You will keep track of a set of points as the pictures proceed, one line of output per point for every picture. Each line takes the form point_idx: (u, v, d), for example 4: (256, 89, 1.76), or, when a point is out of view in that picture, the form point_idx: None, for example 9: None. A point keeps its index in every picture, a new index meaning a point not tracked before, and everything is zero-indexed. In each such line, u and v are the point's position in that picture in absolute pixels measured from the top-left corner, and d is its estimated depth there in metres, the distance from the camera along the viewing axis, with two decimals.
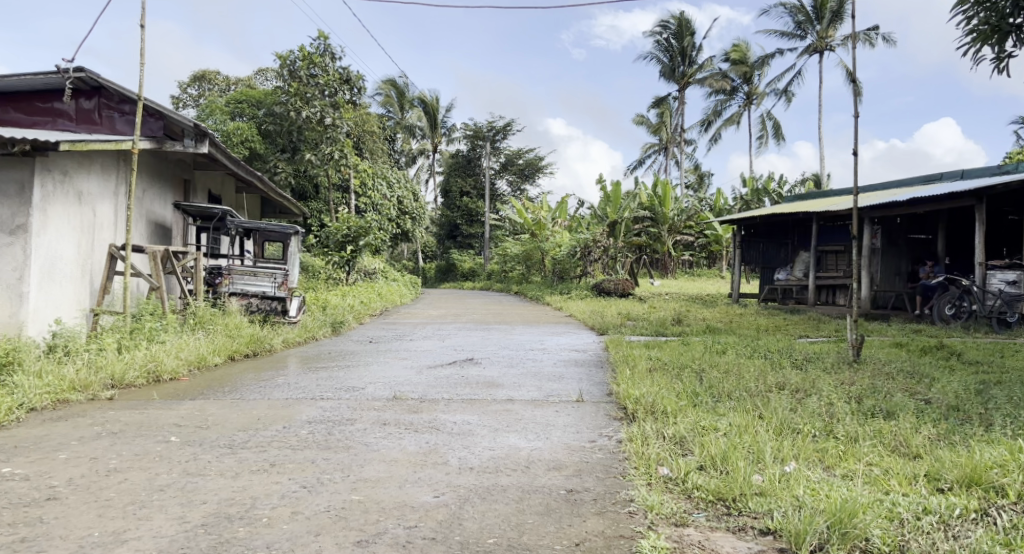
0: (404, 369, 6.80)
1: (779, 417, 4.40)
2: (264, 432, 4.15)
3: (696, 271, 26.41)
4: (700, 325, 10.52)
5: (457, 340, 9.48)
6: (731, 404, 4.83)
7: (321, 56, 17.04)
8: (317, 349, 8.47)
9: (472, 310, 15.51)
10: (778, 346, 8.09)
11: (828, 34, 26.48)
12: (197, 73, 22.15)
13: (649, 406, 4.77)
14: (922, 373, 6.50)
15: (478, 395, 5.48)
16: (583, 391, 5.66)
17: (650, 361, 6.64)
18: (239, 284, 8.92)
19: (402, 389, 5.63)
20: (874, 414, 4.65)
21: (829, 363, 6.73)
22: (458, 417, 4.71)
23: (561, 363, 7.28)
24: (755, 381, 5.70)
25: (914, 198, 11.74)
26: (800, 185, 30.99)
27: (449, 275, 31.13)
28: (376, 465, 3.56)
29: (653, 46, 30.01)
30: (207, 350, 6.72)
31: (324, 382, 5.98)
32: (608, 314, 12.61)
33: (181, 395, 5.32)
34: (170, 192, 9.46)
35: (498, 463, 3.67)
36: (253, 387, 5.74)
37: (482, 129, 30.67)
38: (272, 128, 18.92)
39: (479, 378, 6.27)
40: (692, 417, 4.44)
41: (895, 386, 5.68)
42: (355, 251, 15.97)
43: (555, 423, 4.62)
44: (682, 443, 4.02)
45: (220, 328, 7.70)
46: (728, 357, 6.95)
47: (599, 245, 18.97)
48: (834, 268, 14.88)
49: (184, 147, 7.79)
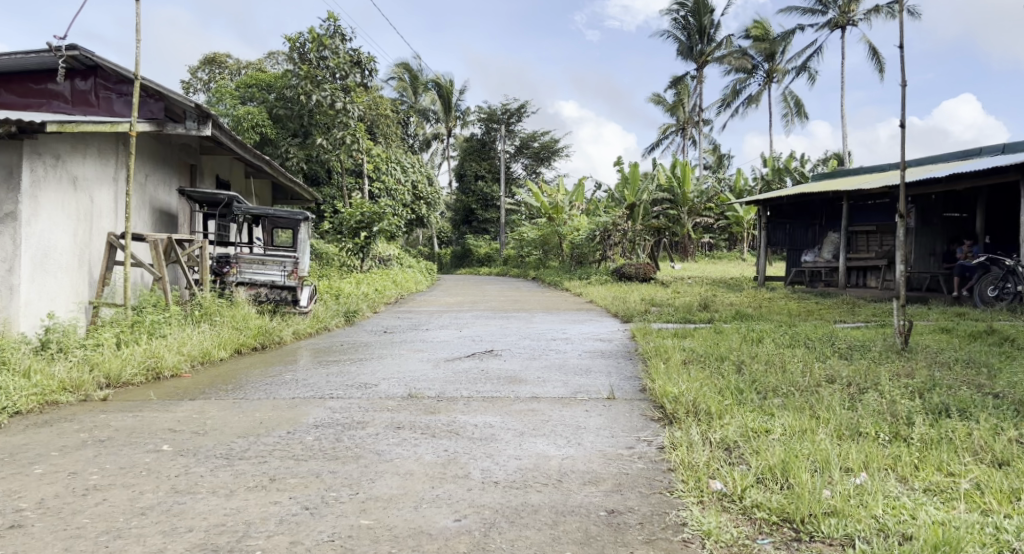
0: (421, 362, 6.39)
1: (838, 416, 3.95)
2: (267, 440, 3.74)
3: (717, 253, 25.83)
4: (729, 311, 10.07)
5: (476, 330, 9.07)
6: (779, 403, 4.39)
7: (331, 38, 16.65)
8: (328, 340, 8.08)
9: (488, 296, 15.13)
10: (817, 333, 7.60)
11: (850, 9, 25.56)
12: (207, 56, 21.75)
13: (690, 405, 4.32)
14: (979, 361, 5.98)
15: (500, 392, 5.06)
16: (613, 388, 5.21)
17: (683, 352, 6.17)
18: (247, 273, 8.58)
19: (418, 386, 5.21)
20: (944, 412, 4.19)
21: (877, 352, 6.24)
22: (480, 419, 4.29)
23: (586, 353, 6.86)
24: (801, 373, 5.24)
25: (955, 174, 11.10)
26: (823, 164, 30.19)
27: (465, 261, 30.76)
28: (389, 479, 3.15)
29: (671, 24, 29.26)
30: (212, 345, 6.33)
31: (335, 378, 5.58)
32: (631, 300, 12.14)
33: (181, 394, 4.92)
34: (174, 177, 9.08)
35: (527, 476, 3.25)
36: (260, 385, 5.34)
37: (496, 111, 30.15)
38: (284, 112, 18.55)
39: (500, 373, 5.84)
40: (739, 418, 4.01)
41: (956, 377, 5.19)
42: (369, 237, 15.64)
43: (587, 425, 4.20)
44: (733, 451, 3.59)
45: (226, 320, 7.33)
46: (765, 346, 6.48)
47: (619, 229, 18.41)
48: (865, 248, 14.26)
49: (186, 130, 7.39)
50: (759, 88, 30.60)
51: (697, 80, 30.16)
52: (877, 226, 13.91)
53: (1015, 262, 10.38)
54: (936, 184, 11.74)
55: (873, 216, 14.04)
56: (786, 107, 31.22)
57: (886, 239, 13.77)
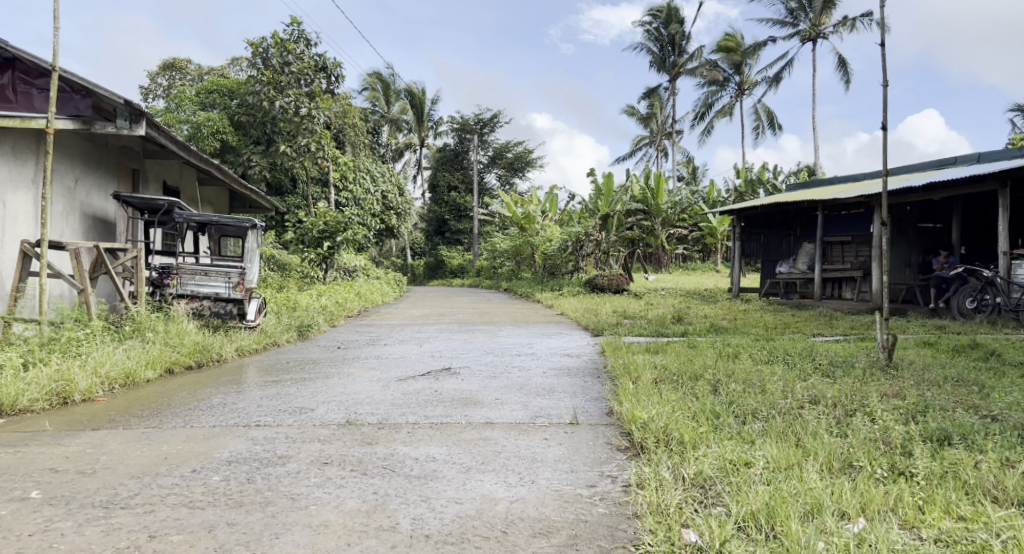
0: (369, 383, 5.82)
1: (826, 445, 3.52)
2: (165, 481, 3.16)
3: (690, 265, 25.51)
4: (704, 324, 9.61)
5: (437, 345, 8.49)
6: (760, 429, 3.95)
7: (295, 42, 16.09)
8: (275, 358, 7.46)
9: (457, 308, 14.57)
10: (797, 348, 7.18)
11: (821, 22, 25.55)
12: (167, 61, 21.08)
13: (660, 434, 3.83)
14: (968, 379, 5.53)
15: (450, 418, 4.51)
16: (577, 411, 4.69)
17: (654, 370, 5.66)
18: (189, 285, 7.99)
19: (359, 412, 4.65)
20: (944, 440, 3.73)
21: (859, 369, 5.81)
22: (422, 451, 3.76)
23: (550, 371, 6.33)
24: (781, 394, 4.77)
25: (932, 184, 10.82)
26: (793, 176, 30.18)
27: (437, 273, 30.12)
28: (297, 535, 2.66)
29: (643, 36, 29.12)
30: (137, 364, 5.70)
31: (268, 403, 4.98)
32: (603, 313, 11.66)
33: (84, 421, 4.31)
34: (112, 182, 8.44)
35: (466, 527, 2.77)
36: (181, 410, 4.73)
37: (469, 121, 29.76)
38: (246, 119, 17.83)
39: (454, 394, 5.30)
40: (716, 448, 3.56)
41: (949, 398, 4.72)
42: (333, 247, 15.00)
43: (544, 457, 3.68)
44: (709, 490, 3.14)
45: (159, 335, 6.69)
46: (742, 364, 5.97)
47: (591, 239, 17.97)
48: (840, 259, 13.94)
49: (117, 129, 6.80)
50: (731, 99, 30.55)
51: (670, 91, 30.02)
52: (852, 236, 13.62)
53: (993, 273, 10.04)
54: (912, 193, 11.46)
55: (848, 226, 13.76)
56: (758, 118, 31.20)
57: (862, 250, 13.47)
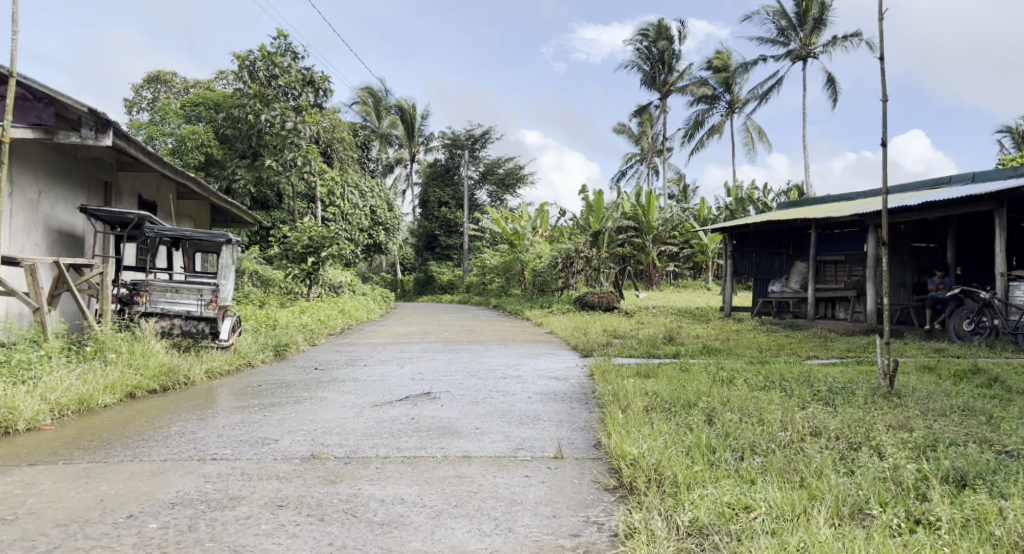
0: (342, 410, 5.44)
1: (833, 486, 3.23)
2: (93, 530, 2.84)
3: (681, 282, 25.28)
4: (696, 344, 9.32)
5: (419, 366, 8.13)
6: (759, 466, 3.65)
7: (282, 55, 15.81)
8: (248, 380, 7.08)
9: (444, 326, 14.23)
10: (793, 372, 6.88)
11: (811, 41, 25.55)
12: (152, 74, 20.78)
13: (651, 473, 3.50)
14: (976, 408, 5.22)
15: (425, 450, 4.16)
16: (562, 443, 4.35)
17: (645, 397, 5.33)
18: (159, 303, 7.62)
19: (326, 444, 4.29)
20: (960, 481, 3.41)
21: (860, 397, 5.51)
22: (391, 491, 3.42)
23: (536, 397, 5.98)
24: (780, 426, 4.44)
25: (927, 203, 10.58)
26: (784, 195, 30.08)
27: (427, 288, 29.73)
28: None
29: (634, 54, 29.07)
30: (92, 389, 5.35)
31: (230, 433, 4.63)
32: (592, 332, 11.34)
33: (22, 455, 3.95)
34: (81, 195, 8.09)
35: None
36: (134, 441, 4.36)
37: (460, 136, 29.57)
38: (231, 132, 17.42)
39: (433, 423, 4.94)
40: (713, 490, 3.26)
41: (959, 430, 4.40)
42: (317, 263, 14.63)
43: (523, 499, 3.34)
44: (705, 542, 2.86)
45: (122, 356, 6.29)
46: (737, 390, 5.65)
47: (582, 256, 17.69)
48: (834, 279, 13.69)
49: (81, 139, 6.47)
50: (721, 117, 30.51)
51: (660, 109, 29.92)
52: (846, 255, 13.40)
53: (991, 294, 9.78)
54: (907, 212, 11.24)
55: (842, 245, 13.53)
56: (748, 136, 31.16)
57: (855, 269, 13.24)
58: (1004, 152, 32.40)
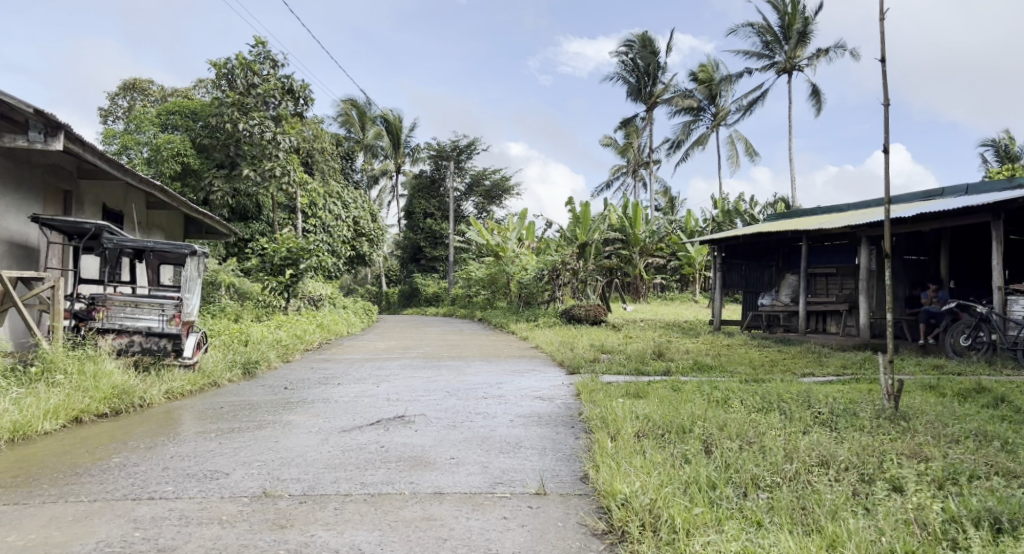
0: (307, 437, 4.98)
1: (854, 532, 2.84)
2: None
3: (669, 295, 24.93)
4: (686, 360, 8.98)
5: (395, 385, 7.68)
6: (764, 503, 3.25)
7: (260, 63, 15.35)
8: (211, 401, 6.60)
9: (425, 341, 13.74)
10: (791, 391, 6.48)
11: (797, 54, 25.40)
12: (128, 82, 20.27)
13: (645, 516, 3.11)
14: (991, 433, 4.84)
15: (392, 486, 3.72)
16: (546, 476, 3.93)
17: (636, 421, 4.91)
18: (118, 319, 7.07)
19: (282, 479, 3.84)
20: (991, 524, 3.03)
21: (865, 420, 5.12)
22: (348, 538, 3.02)
23: (518, 420, 5.55)
24: (785, 455, 4.03)
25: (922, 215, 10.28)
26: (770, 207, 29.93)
27: (412, 301, 29.22)
28: None
29: (619, 66, 28.92)
30: (30, 415, 4.91)
31: (177, 465, 4.18)
32: (579, 347, 10.88)
33: None
34: (34, 202, 7.58)
35: None
36: (67, 473, 3.93)
37: (446, 148, 29.10)
38: (209, 142, 16.58)
39: (403, 452, 4.49)
40: (716, 537, 2.88)
41: (980, 460, 4.02)
42: (296, 275, 14.09)
43: (498, 548, 2.96)
44: None
45: (72, 378, 5.79)
46: (734, 413, 5.25)
47: (568, 268, 17.24)
48: (826, 292, 13.38)
49: (29, 143, 6.02)
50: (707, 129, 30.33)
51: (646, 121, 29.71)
52: (837, 268, 13.10)
53: (988, 309, 9.46)
54: (901, 224, 10.93)
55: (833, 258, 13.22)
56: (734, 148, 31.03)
57: (847, 282, 12.95)
58: (987, 165, 32.47)
